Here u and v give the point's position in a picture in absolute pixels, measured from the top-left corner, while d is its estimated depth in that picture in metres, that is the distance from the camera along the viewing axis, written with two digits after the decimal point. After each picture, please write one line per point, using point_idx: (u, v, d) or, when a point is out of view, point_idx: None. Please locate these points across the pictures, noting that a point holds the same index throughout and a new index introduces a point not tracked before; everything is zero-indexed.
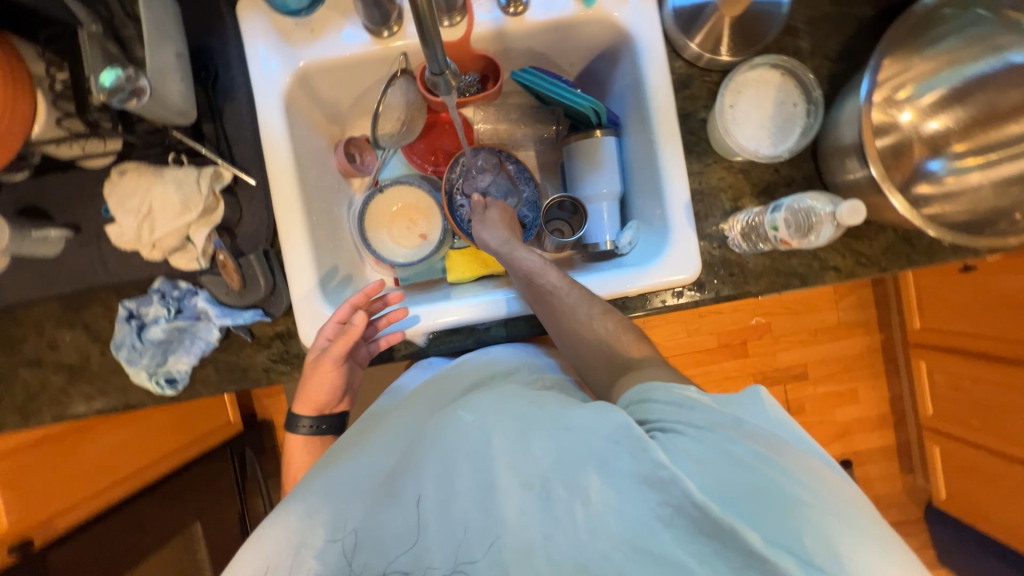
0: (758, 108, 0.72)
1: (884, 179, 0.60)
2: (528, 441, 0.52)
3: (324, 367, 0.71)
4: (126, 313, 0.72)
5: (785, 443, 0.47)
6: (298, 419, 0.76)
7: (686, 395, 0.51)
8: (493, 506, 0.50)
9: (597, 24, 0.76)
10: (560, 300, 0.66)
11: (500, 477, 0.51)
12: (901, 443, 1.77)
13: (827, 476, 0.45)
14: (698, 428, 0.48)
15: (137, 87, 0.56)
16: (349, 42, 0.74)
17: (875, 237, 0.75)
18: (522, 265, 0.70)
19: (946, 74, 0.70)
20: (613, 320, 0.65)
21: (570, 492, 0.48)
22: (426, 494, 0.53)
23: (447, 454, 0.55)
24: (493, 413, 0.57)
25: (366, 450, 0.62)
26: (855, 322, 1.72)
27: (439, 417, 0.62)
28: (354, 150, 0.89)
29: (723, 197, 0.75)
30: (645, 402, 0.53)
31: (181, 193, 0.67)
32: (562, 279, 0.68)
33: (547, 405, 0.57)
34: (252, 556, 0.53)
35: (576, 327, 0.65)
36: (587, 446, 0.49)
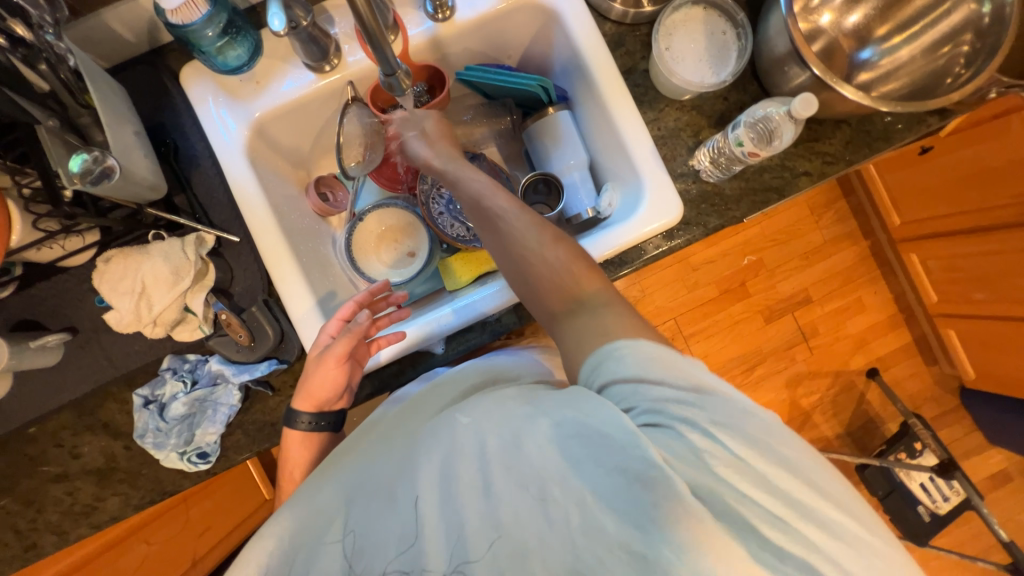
0: (692, 44, 0.76)
1: (828, 74, 0.64)
2: (525, 446, 0.53)
3: (328, 364, 0.68)
4: (143, 400, 0.72)
5: (769, 437, 0.48)
6: (297, 415, 0.70)
7: (656, 381, 0.49)
8: (492, 506, 0.52)
9: (524, 9, 0.80)
10: (507, 226, 0.60)
11: (496, 479, 0.53)
12: (917, 337, 1.79)
13: (809, 476, 0.47)
14: (682, 410, 0.48)
15: (106, 166, 0.58)
16: (297, 85, 0.76)
17: (833, 135, 0.78)
18: (467, 188, 0.65)
19: None
20: (565, 248, 0.59)
21: (565, 495, 0.49)
22: (424, 498, 0.54)
23: (445, 471, 0.55)
24: (489, 421, 0.57)
25: (357, 464, 0.63)
26: (839, 235, 1.77)
27: (439, 428, 0.61)
28: (325, 189, 0.91)
29: (684, 135, 0.79)
30: (610, 372, 0.50)
31: (170, 264, 0.68)
32: (511, 202, 0.61)
33: (541, 402, 0.57)
34: (256, 555, 0.58)
35: (525, 256, 0.59)
36: (582, 439, 0.50)
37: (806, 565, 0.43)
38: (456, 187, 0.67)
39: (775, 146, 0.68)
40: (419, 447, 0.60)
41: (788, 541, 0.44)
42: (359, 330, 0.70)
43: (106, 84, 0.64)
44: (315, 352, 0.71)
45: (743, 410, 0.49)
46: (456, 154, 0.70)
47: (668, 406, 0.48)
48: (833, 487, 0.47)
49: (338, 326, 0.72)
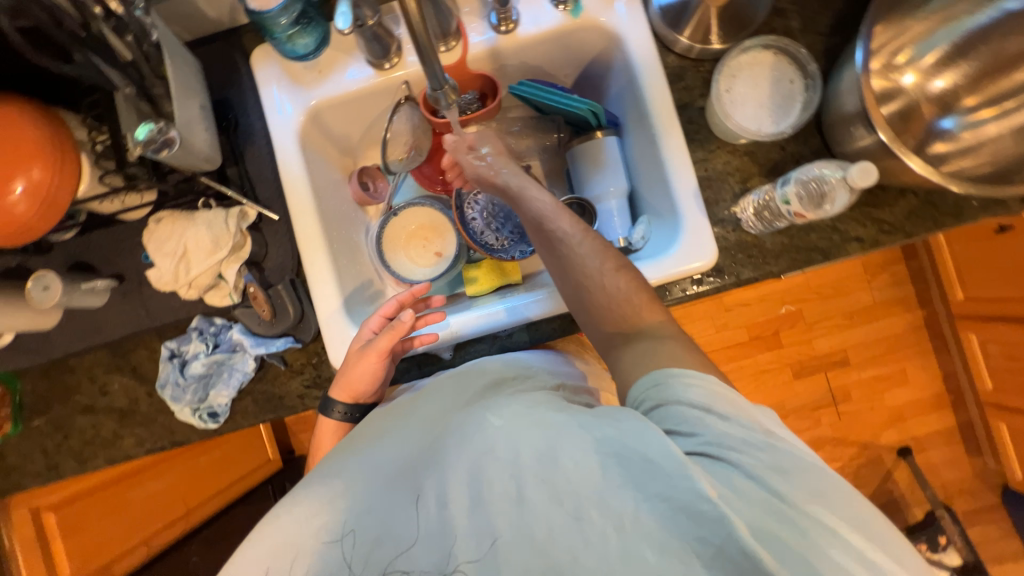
0: (755, 89, 0.73)
1: (895, 143, 0.60)
2: (561, 456, 0.50)
3: (369, 357, 0.71)
4: (169, 353, 0.77)
5: (826, 488, 0.45)
6: (332, 404, 0.73)
7: (711, 396, 0.49)
8: (525, 515, 0.49)
9: (587, 31, 0.79)
10: (570, 248, 0.62)
11: (529, 489, 0.50)
12: (962, 423, 1.65)
13: (872, 534, 0.43)
14: (735, 444, 0.46)
15: (168, 137, 0.61)
16: (354, 78, 0.79)
17: (895, 203, 0.73)
18: (529, 206, 0.66)
19: (942, 33, 0.69)
20: (626, 277, 0.60)
21: (604, 516, 0.47)
22: (461, 497, 0.53)
23: (478, 470, 0.53)
24: (523, 425, 0.54)
25: (380, 445, 0.61)
26: (891, 299, 1.65)
27: (468, 424, 0.57)
28: (367, 179, 0.93)
29: (731, 180, 0.76)
30: (667, 396, 0.50)
31: (211, 232, 0.72)
32: (575, 225, 0.63)
33: (578, 413, 0.54)
34: (272, 534, 0.56)
35: (585, 280, 0.60)
36: (623, 460, 0.47)
37: None
38: (520, 203, 0.68)
39: (828, 211, 0.65)
40: (449, 438, 0.58)
41: None
42: (398, 330, 0.71)
43: (183, 57, 0.69)
44: (358, 345, 0.74)
45: (797, 454, 0.46)
46: (521, 170, 0.72)
47: (719, 441, 0.47)
48: (893, 541, 0.44)
49: (380, 321, 0.75)
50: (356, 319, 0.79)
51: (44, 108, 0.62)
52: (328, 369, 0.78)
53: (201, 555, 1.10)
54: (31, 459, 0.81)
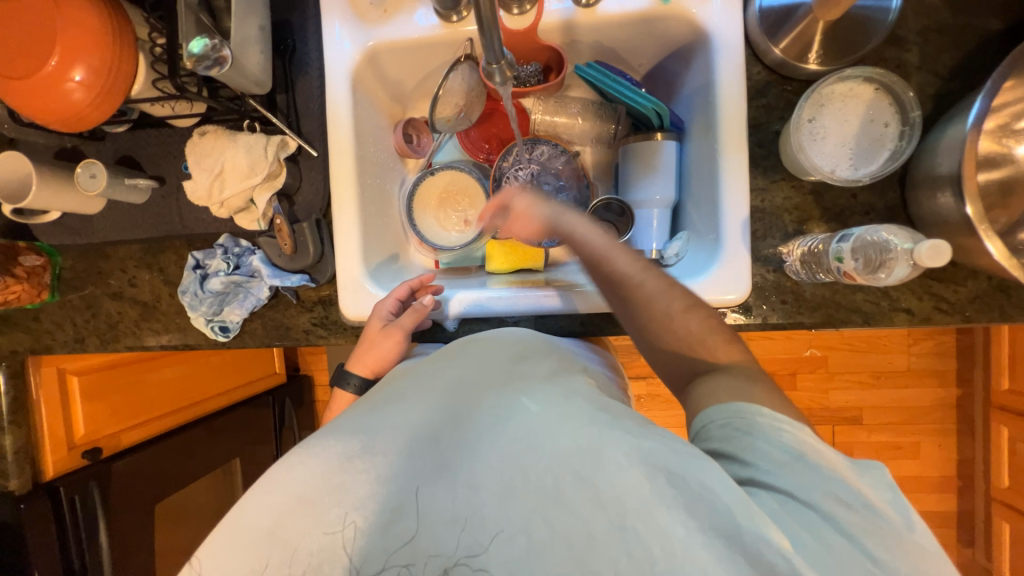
0: (842, 125, 0.65)
1: (981, 221, 0.53)
2: (601, 458, 0.45)
3: (391, 337, 0.74)
4: (194, 263, 0.80)
5: (913, 551, 0.40)
6: (348, 376, 0.78)
7: (801, 442, 0.44)
8: (558, 517, 0.43)
9: (673, 21, 0.72)
10: (633, 291, 0.58)
11: (566, 487, 0.44)
12: (962, 511, 1.59)
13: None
14: (824, 489, 0.41)
15: (221, 56, 0.61)
16: (420, 25, 0.75)
17: (962, 283, 0.67)
18: (581, 250, 0.62)
19: None
20: (699, 317, 0.56)
21: (649, 533, 0.40)
22: (492, 480, 0.46)
23: (511, 455, 0.47)
24: (563, 416, 0.50)
25: (403, 403, 0.56)
26: (928, 371, 1.55)
27: (504, 406, 0.54)
28: (412, 131, 0.91)
29: (786, 218, 0.70)
30: (753, 433, 0.45)
31: (249, 157, 0.72)
32: (635, 264, 0.59)
33: (617, 416, 0.51)
34: (272, 491, 0.48)
35: (647, 318, 0.57)
36: (675, 479, 0.42)
37: None
38: (570, 242, 0.63)
39: (885, 276, 0.59)
40: (479, 416, 0.54)
41: None
42: (421, 313, 0.74)
43: None
44: (377, 324, 0.75)
45: (883, 513, 0.41)
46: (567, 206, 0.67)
47: (793, 487, 0.42)
48: None
49: (395, 305, 0.75)
50: (372, 271, 0.79)
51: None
52: (336, 313, 0.79)
53: (201, 442, 1.21)
54: (62, 328, 0.88)
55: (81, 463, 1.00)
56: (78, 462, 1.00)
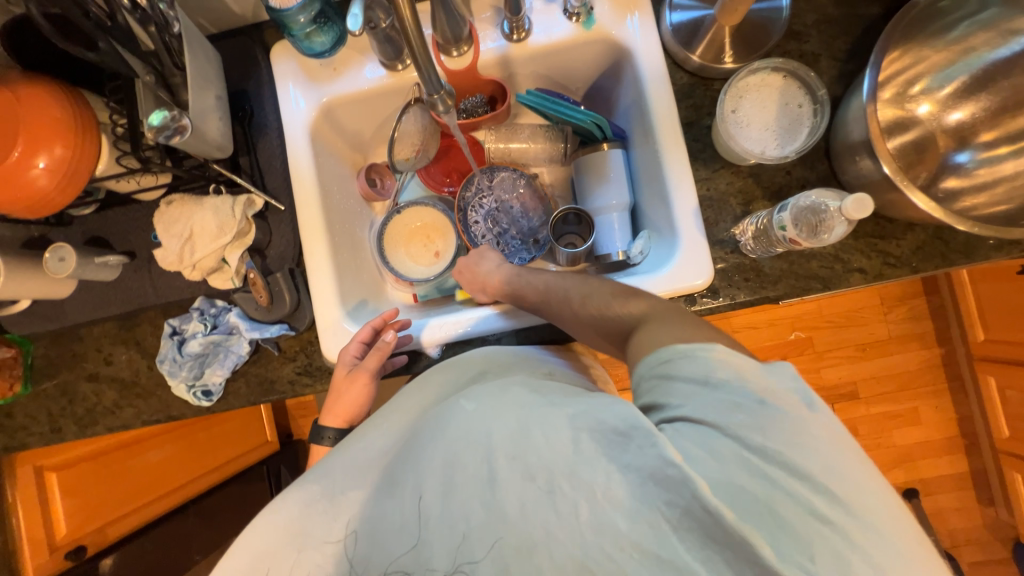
0: (762, 111, 0.72)
1: (898, 176, 0.59)
2: (527, 436, 0.47)
3: (358, 380, 0.74)
4: (171, 330, 0.80)
5: (813, 442, 0.41)
6: (322, 431, 0.77)
7: (711, 365, 0.46)
8: (495, 500, 0.46)
9: (598, 43, 0.79)
10: (553, 297, 0.69)
11: (499, 469, 0.47)
12: (975, 470, 1.58)
13: (850, 485, 0.40)
14: (727, 403, 0.44)
15: (181, 124, 0.64)
16: (368, 77, 0.81)
17: (902, 236, 0.72)
18: (513, 291, 0.76)
19: (959, 65, 0.68)
20: (608, 290, 0.64)
21: (575, 489, 0.44)
22: (433, 485, 0.50)
23: (448, 456, 0.50)
24: (496, 407, 0.52)
25: (363, 439, 0.60)
26: (907, 335, 1.59)
27: (443, 414, 0.56)
28: (375, 175, 0.95)
29: (733, 202, 0.75)
30: (672, 371, 0.47)
31: (217, 219, 0.75)
32: (552, 276, 0.73)
33: (549, 393, 0.53)
34: (251, 542, 0.53)
35: (573, 320, 0.67)
36: (595, 434, 0.45)
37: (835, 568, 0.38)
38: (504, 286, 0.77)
39: (821, 241, 0.64)
40: (426, 425, 0.57)
41: (820, 537, 0.38)
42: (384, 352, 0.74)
43: (201, 47, 0.72)
44: (343, 370, 0.76)
45: (793, 412, 0.43)
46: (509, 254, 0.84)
47: (697, 412, 0.44)
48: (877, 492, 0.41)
49: (357, 349, 0.75)
50: (350, 310, 0.81)
51: (69, 88, 0.65)
52: (319, 358, 0.80)
53: (194, 526, 1.14)
54: (36, 420, 0.85)
55: (65, 565, 0.94)
56: (62, 564, 0.94)
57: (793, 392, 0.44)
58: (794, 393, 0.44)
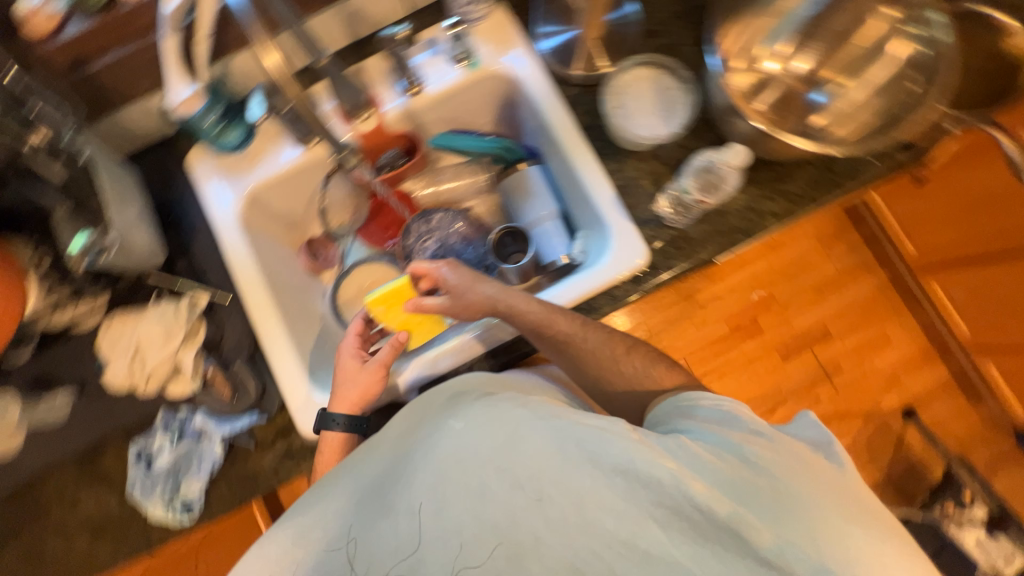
0: (641, 99, 0.81)
1: (774, 130, 0.70)
2: (515, 449, 0.53)
3: (373, 370, 0.75)
4: (137, 452, 0.77)
5: (800, 467, 0.53)
6: (332, 416, 0.73)
7: (723, 407, 0.61)
8: (487, 508, 0.51)
9: (487, 79, 0.87)
10: (578, 347, 0.73)
11: (490, 482, 0.52)
12: (957, 372, 1.66)
13: (829, 503, 0.50)
14: (729, 426, 0.59)
15: (105, 245, 0.67)
16: (286, 159, 0.85)
17: (795, 174, 0.80)
18: (529, 319, 0.72)
19: (784, 22, 0.78)
20: (638, 357, 0.75)
21: (563, 494, 0.51)
22: (427, 499, 0.53)
23: (442, 474, 0.54)
24: (482, 425, 0.56)
25: (354, 458, 0.61)
26: (852, 267, 1.71)
27: (431, 434, 0.58)
28: (317, 248, 0.96)
29: (645, 184, 0.81)
30: (690, 409, 0.63)
31: (164, 325, 0.76)
32: (573, 325, 0.73)
33: (535, 405, 0.57)
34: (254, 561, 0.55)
35: (600, 370, 0.74)
36: (580, 442, 0.53)
37: (803, 557, 0.47)
38: (514, 320, 0.73)
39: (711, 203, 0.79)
40: (412, 450, 0.58)
41: (787, 528, 0.48)
42: (383, 366, 0.75)
43: (114, 169, 0.74)
44: (355, 363, 0.77)
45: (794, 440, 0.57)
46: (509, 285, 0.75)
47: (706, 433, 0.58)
48: (855, 510, 0.50)
49: (354, 359, 0.77)
50: (318, 381, 0.81)
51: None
52: (298, 439, 0.78)
53: None
54: None
55: None
56: None
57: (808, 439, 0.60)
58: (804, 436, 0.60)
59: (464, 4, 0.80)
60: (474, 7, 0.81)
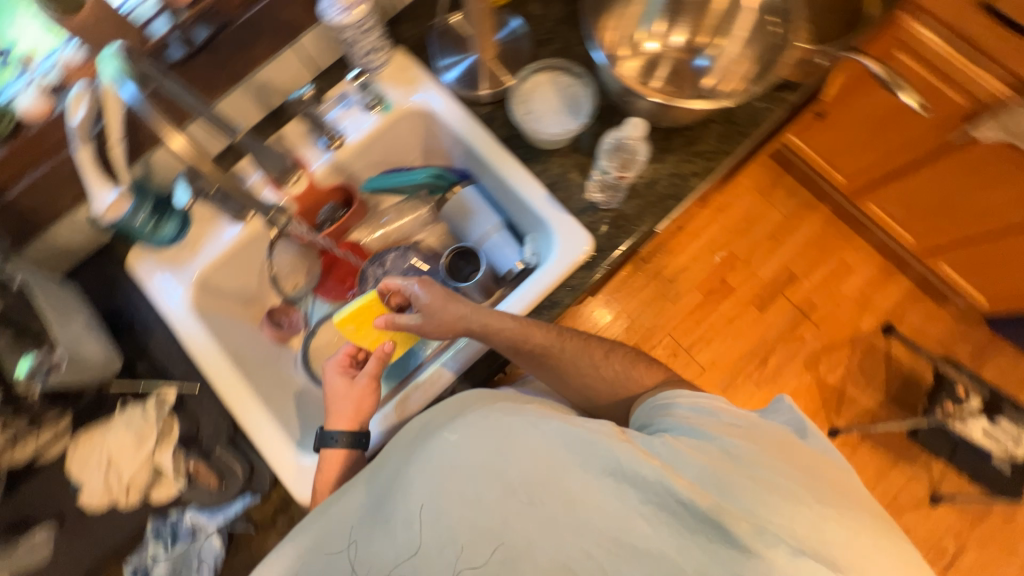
0: (546, 101, 0.86)
1: (669, 100, 0.75)
2: (507, 456, 0.57)
3: (365, 385, 0.76)
4: (132, 569, 0.79)
5: (772, 456, 0.58)
6: (331, 433, 0.73)
7: (704, 401, 0.66)
8: (482, 511, 0.55)
9: (403, 117, 0.91)
10: (557, 356, 0.76)
11: (484, 489, 0.55)
12: (919, 279, 1.74)
13: (799, 486, 0.55)
14: (709, 417, 0.63)
15: (52, 362, 0.67)
16: (227, 238, 0.86)
17: (705, 134, 0.86)
18: (505, 335, 0.74)
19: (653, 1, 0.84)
20: (618, 359, 0.79)
21: (553, 497, 0.54)
22: (424, 503, 0.56)
23: (438, 484, 0.57)
24: (476, 435, 0.59)
25: (359, 478, 0.65)
26: (796, 209, 1.80)
27: (427, 446, 0.61)
28: (279, 317, 0.96)
29: (573, 176, 0.86)
30: (669, 405, 0.68)
31: (134, 431, 0.74)
32: (548, 335, 0.75)
33: (525, 413, 0.62)
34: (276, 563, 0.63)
35: (583, 378, 0.77)
36: (571, 444, 0.57)
37: (777, 537, 0.50)
38: (491, 337, 0.74)
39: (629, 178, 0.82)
40: (408, 467, 0.61)
41: (762, 511, 0.52)
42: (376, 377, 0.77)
43: (53, 288, 0.74)
44: (346, 382, 0.77)
45: (771, 426, 0.63)
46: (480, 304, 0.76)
47: (688, 427, 0.63)
48: (823, 493, 0.55)
49: (343, 376, 0.78)
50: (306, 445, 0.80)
51: None
52: (297, 509, 0.79)
53: None
54: None
55: None
56: None
57: (787, 424, 0.65)
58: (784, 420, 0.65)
59: (364, 55, 0.83)
60: (374, 56, 0.84)
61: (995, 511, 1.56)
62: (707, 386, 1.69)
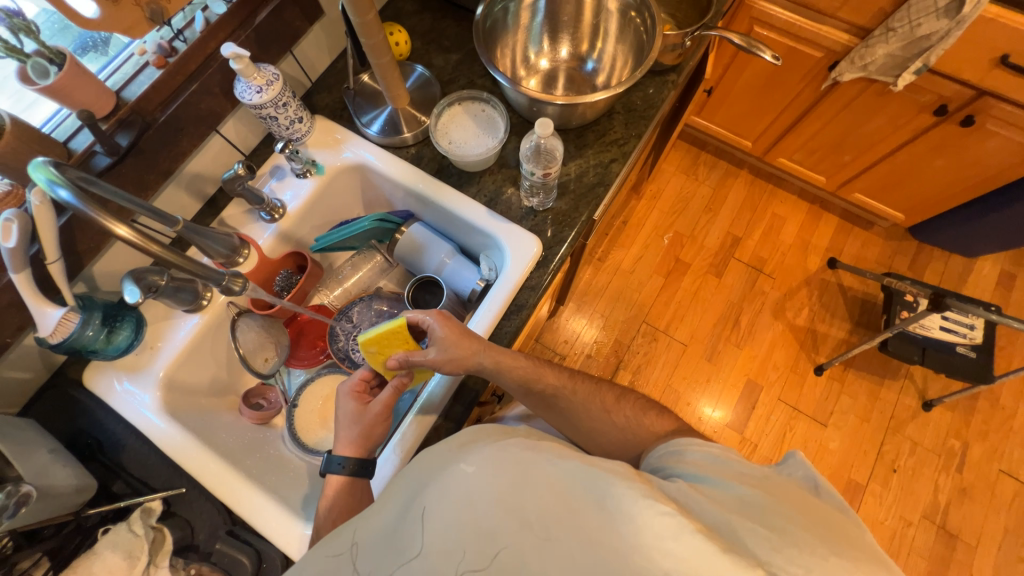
0: (465, 129, 0.93)
1: (573, 97, 0.82)
2: (524, 492, 0.54)
3: (376, 413, 0.76)
4: None
5: (793, 510, 0.55)
6: (335, 459, 0.74)
7: (716, 451, 0.65)
8: (492, 534, 0.52)
9: (338, 175, 0.96)
10: (569, 400, 0.80)
11: (500, 521, 0.52)
12: (843, 212, 1.91)
13: (819, 539, 0.51)
14: (726, 465, 0.63)
15: (22, 494, 0.63)
16: (186, 330, 0.85)
17: (613, 125, 0.96)
18: (519, 374, 0.77)
19: (532, 20, 0.93)
20: (630, 407, 0.81)
21: (569, 533, 0.51)
22: (431, 506, 0.55)
23: (453, 514, 0.53)
24: (494, 465, 0.57)
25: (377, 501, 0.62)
26: (720, 179, 1.96)
27: (443, 476, 0.58)
28: (257, 399, 0.96)
29: (508, 189, 0.93)
30: (679, 450, 0.68)
31: (123, 551, 0.68)
32: (561, 379, 0.81)
33: (543, 450, 0.59)
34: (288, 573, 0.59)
35: (593, 422, 0.79)
36: (585, 484, 0.54)
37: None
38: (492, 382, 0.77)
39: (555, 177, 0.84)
40: (423, 487, 0.59)
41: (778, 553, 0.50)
42: (389, 408, 0.77)
43: (10, 424, 0.70)
44: (359, 406, 0.78)
45: (786, 479, 0.62)
46: (490, 347, 0.78)
47: (704, 476, 0.62)
48: (848, 552, 0.51)
49: (356, 402, 0.78)
50: (308, 512, 0.77)
51: None
52: None
53: None
54: None
55: None
56: None
57: (803, 480, 0.62)
58: (801, 474, 0.63)
59: (287, 127, 0.87)
60: (297, 126, 0.89)
61: (981, 402, 1.65)
62: (693, 361, 1.74)
